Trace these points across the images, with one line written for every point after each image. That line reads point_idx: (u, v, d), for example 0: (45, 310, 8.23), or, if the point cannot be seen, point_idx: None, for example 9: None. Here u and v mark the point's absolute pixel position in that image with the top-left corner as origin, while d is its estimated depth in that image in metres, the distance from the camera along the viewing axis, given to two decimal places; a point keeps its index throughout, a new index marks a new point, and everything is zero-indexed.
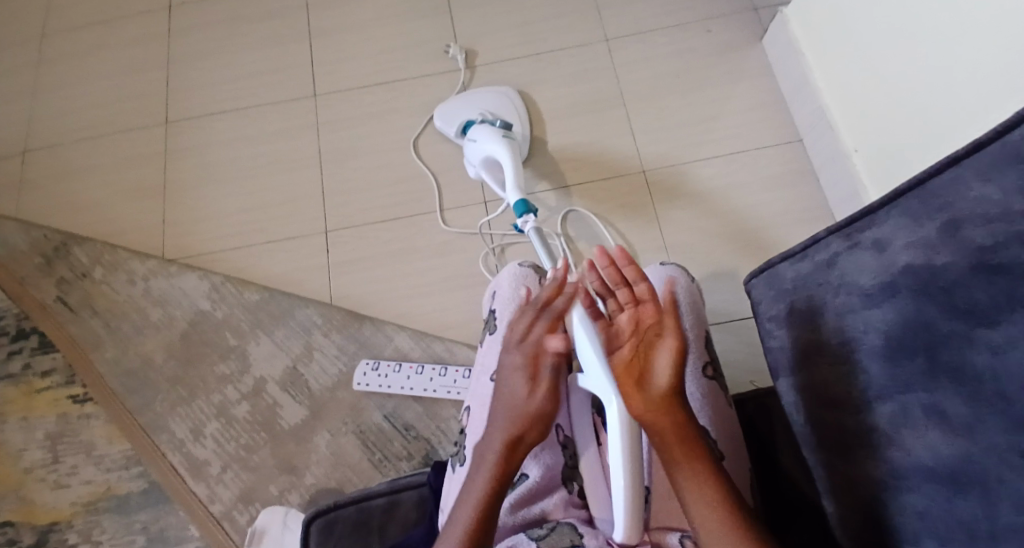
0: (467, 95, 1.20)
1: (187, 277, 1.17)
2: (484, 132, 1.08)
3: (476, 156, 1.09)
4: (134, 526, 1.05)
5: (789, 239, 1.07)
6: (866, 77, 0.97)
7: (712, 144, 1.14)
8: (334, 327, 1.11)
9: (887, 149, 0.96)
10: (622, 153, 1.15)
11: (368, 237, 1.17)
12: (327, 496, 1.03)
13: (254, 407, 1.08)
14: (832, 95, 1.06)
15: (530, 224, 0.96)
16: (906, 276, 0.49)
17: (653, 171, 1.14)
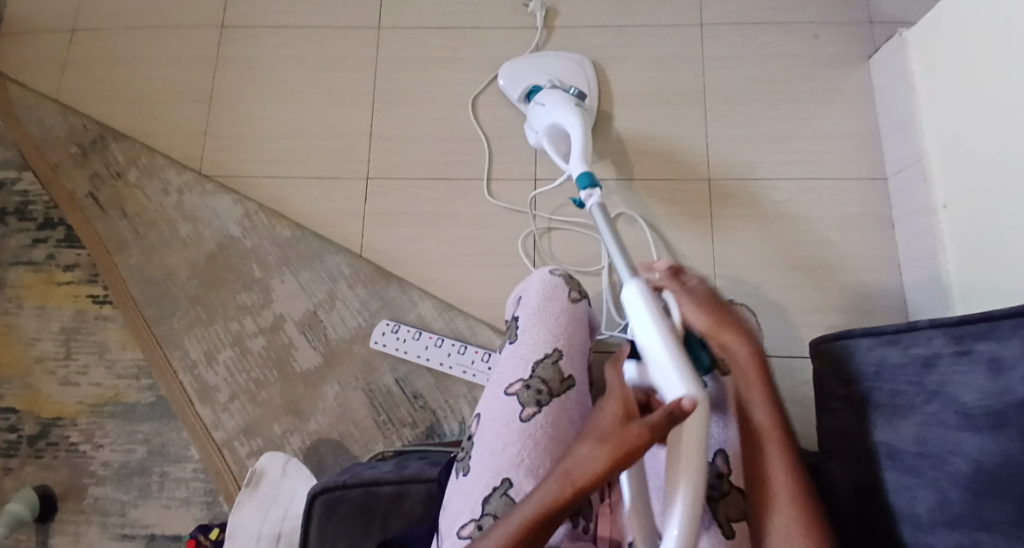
0: (538, 57, 1.12)
1: (222, 199, 1.15)
2: (555, 97, 1.01)
3: (542, 121, 1.03)
4: (136, 435, 1.06)
5: (845, 281, 1.02)
6: (976, 129, 0.90)
7: (785, 165, 1.08)
8: (360, 280, 1.09)
9: (981, 220, 0.89)
10: (689, 155, 1.09)
11: (409, 192, 1.13)
12: (327, 446, 1.03)
13: (269, 344, 1.07)
14: (933, 145, 0.98)
15: (594, 196, 0.88)
16: (1016, 413, 0.47)
17: (718, 180, 1.07)
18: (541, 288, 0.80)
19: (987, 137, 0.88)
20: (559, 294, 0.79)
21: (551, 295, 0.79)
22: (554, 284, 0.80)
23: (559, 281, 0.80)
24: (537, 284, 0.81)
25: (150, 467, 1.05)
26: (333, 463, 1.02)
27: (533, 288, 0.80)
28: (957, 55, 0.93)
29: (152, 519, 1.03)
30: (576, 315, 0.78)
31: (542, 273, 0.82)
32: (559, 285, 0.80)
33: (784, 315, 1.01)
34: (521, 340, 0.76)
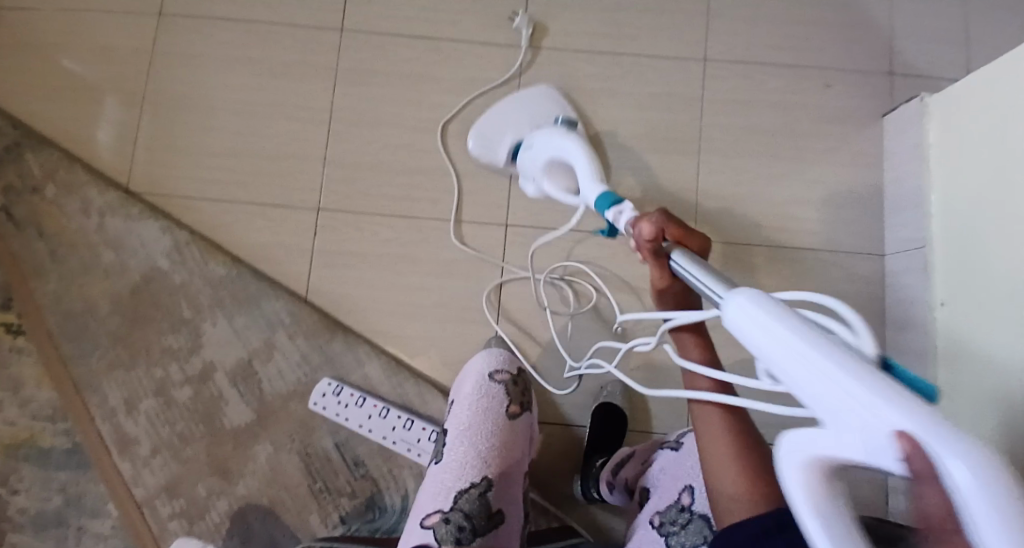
0: (513, 101, 0.98)
1: (149, 225, 1.03)
2: (545, 133, 0.89)
3: (540, 162, 0.88)
4: (53, 484, 0.96)
5: None
6: (981, 227, 0.78)
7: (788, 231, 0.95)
8: (301, 331, 0.98)
9: (976, 339, 0.78)
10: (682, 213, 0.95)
11: (364, 229, 1.01)
12: (256, 512, 0.94)
13: (197, 395, 0.98)
14: (938, 230, 0.86)
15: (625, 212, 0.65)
16: None
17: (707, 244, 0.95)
18: (473, 391, 0.80)
19: (1000, 241, 0.75)
20: (495, 402, 0.79)
21: (487, 399, 0.79)
22: (491, 390, 0.80)
23: (497, 389, 0.80)
24: (469, 386, 0.81)
25: (67, 518, 0.95)
26: (260, 531, 0.93)
27: (465, 391, 0.81)
28: (980, 137, 0.80)
29: None
30: (513, 431, 0.78)
31: (478, 373, 0.82)
32: (497, 393, 0.80)
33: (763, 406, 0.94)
34: (449, 457, 0.74)
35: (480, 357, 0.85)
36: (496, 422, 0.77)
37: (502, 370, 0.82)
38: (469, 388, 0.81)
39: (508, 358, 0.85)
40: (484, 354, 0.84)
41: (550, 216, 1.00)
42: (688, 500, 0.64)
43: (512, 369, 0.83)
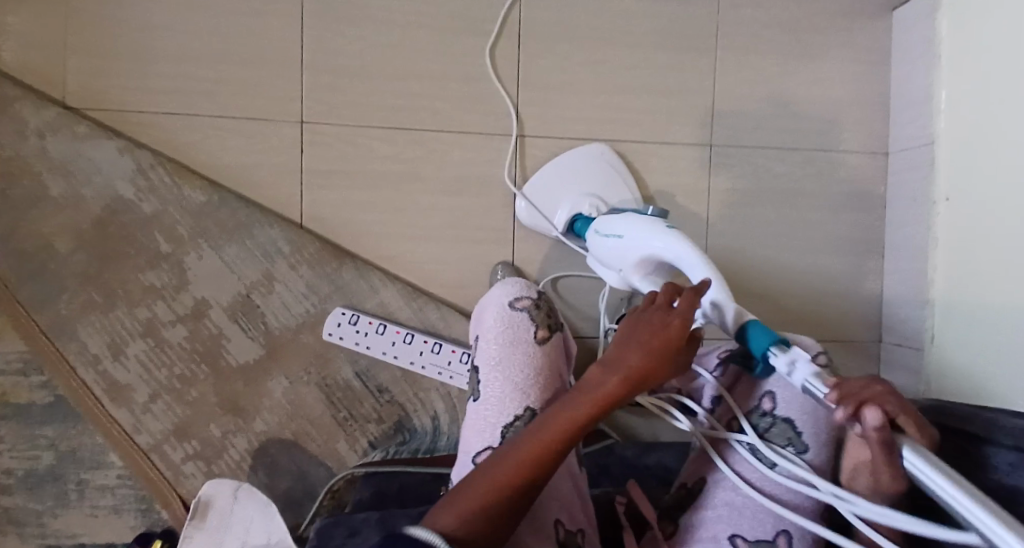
0: (565, 160, 0.96)
1: (102, 146, 0.88)
2: (632, 225, 0.80)
3: (624, 256, 0.80)
4: (38, 441, 0.87)
5: (841, 262, 1.02)
6: (994, 123, 0.85)
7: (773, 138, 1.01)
8: (304, 259, 0.91)
9: (988, 225, 0.86)
10: (683, 124, 0.99)
11: (359, 143, 0.95)
12: (279, 446, 0.91)
13: (193, 334, 0.90)
14: (945, 128, 0.92)
15: (800, 358, 0.55)
16: None
17: (725, 148, 0.99)
18: (495, 326, 0.72)
19: (1010, 139, 0.82)
20: (523, 331, 0.72)
21: (513, 331, 0.72)
22: (514, 320, 0.72)
23: (521, 318, 0.73)
24: (492, 320, 0.73)
25: (63, 473, 0.87)
26: (287, 464, 0.91)
27: (488, 327, 0.73)
28: (997, 38, 0.84)
29: (77, 529, 0.87)
30: (548, 359, 0.71)
31: (499, 307, 0.74)
32: (523, 322, 0.72)
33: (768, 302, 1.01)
34: (486, 397, 0.68)
35: (496, 290, 0.77)
36: (529, 353, 0.70)
37: (523, 298, 0.74)
38: (491, 323, 0.73)
39: (528, 285, 0.76)
40: (500, 286, 0.77)
41: (558, 124, 0.97)
42: (769, 405, 0.65)
43: (534, 294, 0.75)
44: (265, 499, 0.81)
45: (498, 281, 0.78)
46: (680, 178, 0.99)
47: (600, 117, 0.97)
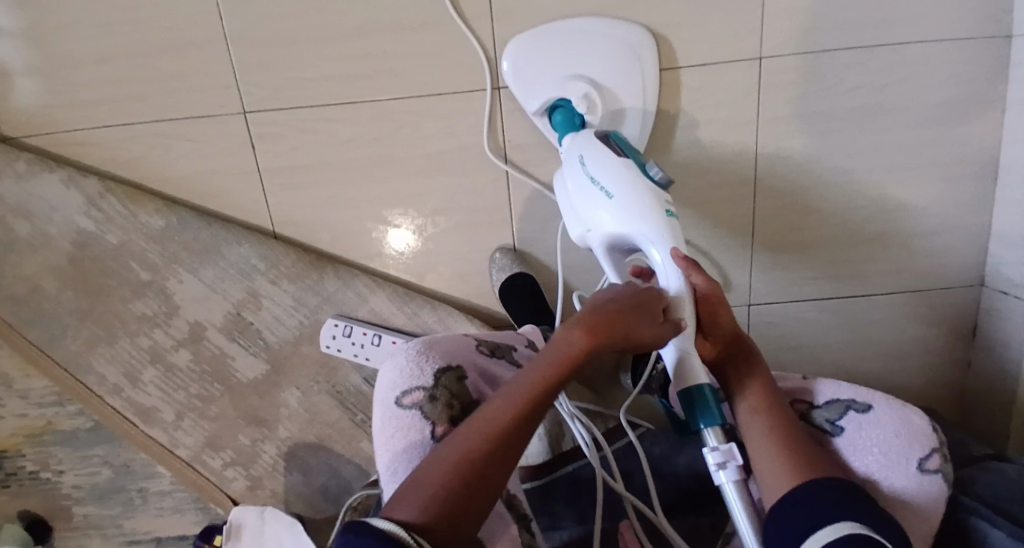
0: (544, 35, 0.76)
1: (46, 181, 0.80)
2: (627, 194, 0.64)
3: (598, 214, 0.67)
4: (93, 459, 0.93)
5: (924, 186, 0.83)
6: None
7: (834, 38, 0.77)
8: (282, 273, 0.83)
9: None
10: (708, 41, 0.77)
11: (314, 129, 0.80)
12: (306, 448, 0.91)
13: (198, 356, 0.87)
14: None
15: (732, 462, 0.56)
16: None
17: (776, 61, 0.78)
18: (382, 427, 0.58)
19: None
20: (417, 434, 0.56)
21: (403, 435, 0.57)
22: (402, 422, 0.57)
23: (413, 418, 0.57)
24: (379, 416, 0.59)
25: (123, 484, 0.94)
26: (318, 464, 0.92)
27: (375, 427, 0.58)
28: None
29: (149, 526, 0.96)
30: None
31: (383, 402, 0.59)
32: (414, 424, 0.57)
33: (832, 246, 0.86)
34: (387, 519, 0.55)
35: (386, 371, 0.61)
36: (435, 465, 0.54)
37: (411, 391, 0.58)
38: (376, 424, 0.59)
39: (421, 368, 0.60)
40: (387, 367, 0.61)
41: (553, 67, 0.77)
42: None
43: (426, 383, 0.59)
44: (290, 520, 0.82)
45: (385, 362, 0.62)
46: (711, 113, 0.79)
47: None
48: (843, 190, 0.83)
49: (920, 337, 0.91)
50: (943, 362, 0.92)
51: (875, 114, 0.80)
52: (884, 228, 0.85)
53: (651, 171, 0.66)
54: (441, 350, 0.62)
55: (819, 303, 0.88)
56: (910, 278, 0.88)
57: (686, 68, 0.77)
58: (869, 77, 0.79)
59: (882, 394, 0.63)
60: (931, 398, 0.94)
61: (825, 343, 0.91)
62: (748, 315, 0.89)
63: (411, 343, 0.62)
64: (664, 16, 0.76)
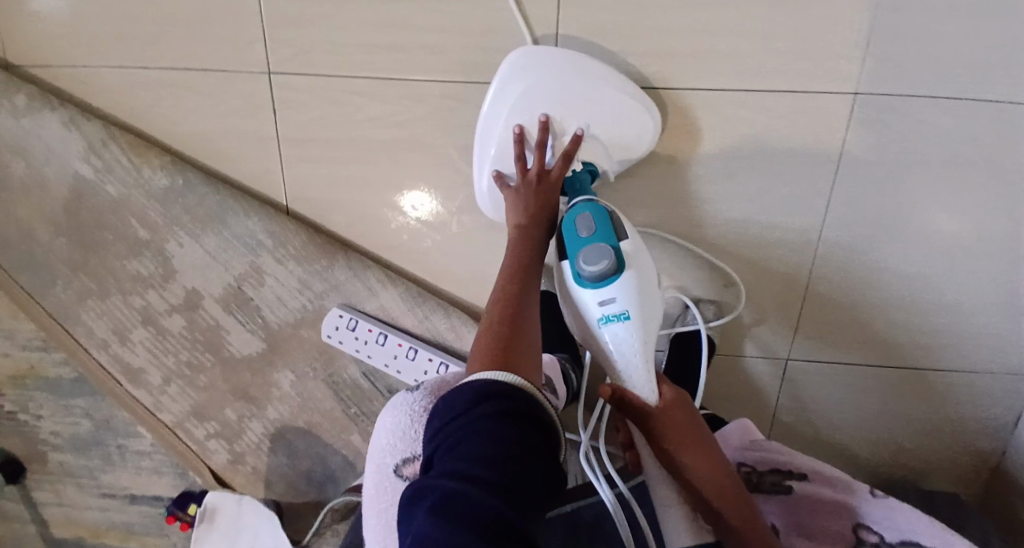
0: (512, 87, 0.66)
1: (45, 122, 0.74)
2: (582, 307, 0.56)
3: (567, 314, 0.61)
4: (75, 410, 0.89)
5: (1002, 257, 0.75)
6: None
7: (933, 85, 0.69)
8: (290, 254, 0.77)
9: None
10: (792, 67, 0.69)
11: (341, 101, 0.72)
12: (295, 432, 0.86)
13: (191, 324, 0.82)
14: None
15: None
16: None
17: (863, 100, 0.70)
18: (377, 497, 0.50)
19: None
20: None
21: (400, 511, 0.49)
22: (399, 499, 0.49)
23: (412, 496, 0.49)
24: (373, 481, 0.51)
25: (103, 439, 0.90)
26: (305, 450, 0.87)
27: (368, 492, 0.52)
28: None
29: (126, 483, 0.93)
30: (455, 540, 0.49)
31: (381, 467, 0.51)
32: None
33: (885, 306, 0.79)
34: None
35: (388, 428, 0.52)
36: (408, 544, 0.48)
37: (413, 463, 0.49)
38: (369, 490, 0.52)
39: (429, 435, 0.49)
40: (388, 425, 0.51)
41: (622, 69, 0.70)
42: None
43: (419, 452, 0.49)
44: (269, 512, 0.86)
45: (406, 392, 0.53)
46: (781, 146, 0.72)
47: (672, 53, 0.69)
48: (914, 258, 0.76)
49: (963, 416, 0.84)
50: (984, 444, 0.85)
51: (965, 175, 0.72)
52: (948, 302, 0.78)
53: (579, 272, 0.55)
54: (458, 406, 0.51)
55: (865, 373, 0.83)
56: (965, 351, 0.80)
57: (761, 94, 0.70)
58: (966, 135, 0.70)
59: (970, 547, 0.57)
60: (959, 476, 0.88)
61: (858, 408, 0.85)
62: (783, 368, 0.84)
63: (419, 395, 0.51)
64: (746, 33, 0.68)
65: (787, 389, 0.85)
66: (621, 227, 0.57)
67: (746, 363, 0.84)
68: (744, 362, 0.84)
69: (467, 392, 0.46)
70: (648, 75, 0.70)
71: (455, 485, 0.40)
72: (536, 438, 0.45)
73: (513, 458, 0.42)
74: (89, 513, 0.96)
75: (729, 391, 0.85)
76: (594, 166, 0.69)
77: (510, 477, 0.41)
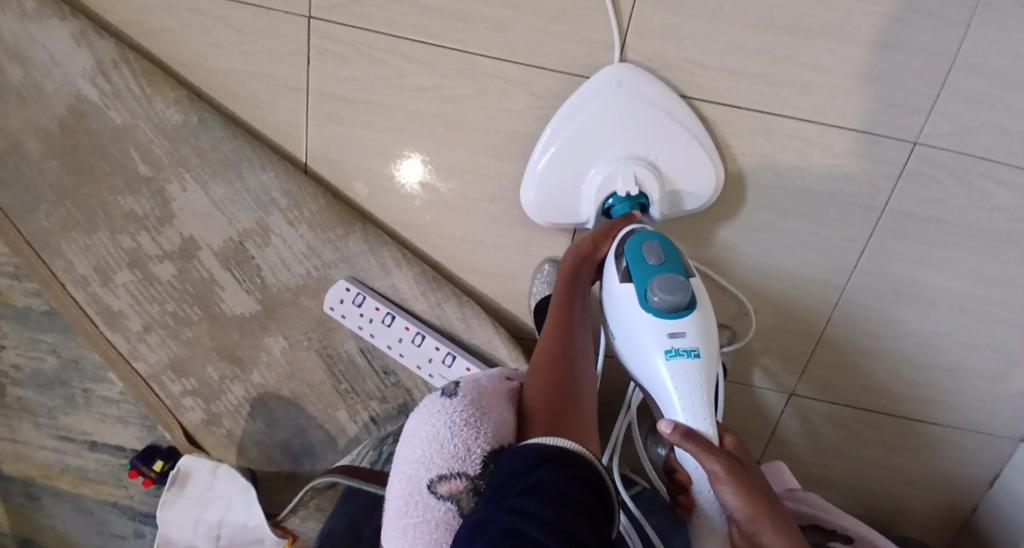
0: (589, 99, 0.65)
1: (51, 30, 0.67)
2: (645, 335, 0.57)
3: (617, 340, 0.61)
4: (41, 344, 0.83)
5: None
6: None
7: (1004, 149, 0.66)
8: (304, 217, 0.72)
9: None
10: (863, 104, 0.66)
11: (384, 63, 0.67)
12: (277, 402, 0.81)
13: (183, 274, 0.76)
14: None
15: None
16: None
17: (926, 150, 0.67)
18: (403, 512, 0.48)
19: None
20: (445, 532, 0.47)
21: (427, 527, 0.47)
22: (429, 514, 0.47)
23: (443, 512, 0.47)
24: (398, 497, 0.49)
25: (69, 379, 0.84)
26: (285, 421, 0.82)
27: (391, 506, 0.49)
28: None
29: (87, 428, 0.88)
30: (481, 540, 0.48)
31: (413, 481, 0.49)
32: (446, 520, 0.47)
33: (901, 359, 0.78)
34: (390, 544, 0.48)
35: (423, 437, 0.50)
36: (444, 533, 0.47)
37: (450, 477, 0.48)
38: (394, 505, 0.49)
39: (467, 449, 0.49)
40: (424, 434, 0.50)
41: (690, 80, 0.66)
42: None
43: (466, 452, 0.49)
44: (242, 483, 0.82)
45: (438, 394, 0.53)
46: (833, 184, 0.69)
47: (744, 71, 0.65)
48: (939, 317, 0.75)
49: (948, 474, 0.85)
50: (961, 501, 0.86)
51: (1011, 243, 0.70)
52: (961, 363, 0.77)
53: (650, 298, 0.57)
54: (490, 410, 0.52)
55: (863, 420, 0.82)
56: (969, 413, 0.80)
57: (824, 128, 0.67)
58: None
59: None
60: (926, 525, 0.89)
61: (846, 450, 0.85)
62: (784, 403, 0.83)
63: (458, 406, 0.51)
64: (829, 60, 0.64)
65: (785, 424, 0.84)
66: (687, 267, 0.60)
67: (750, 392, 0.82)
68: (750, 392, 0.82)
69: (534, 451, 0.47)
70: (716, 90, 0.66)
71: (520, 524, 0.41)
72: (595, 503, 0.45)
73: (577, 499, 0.43)
74: (43, 452, 0.90)
75: (729, 417, 0.84)
76: (648, 201, 0.67)
77: (571, 526, 0.41)
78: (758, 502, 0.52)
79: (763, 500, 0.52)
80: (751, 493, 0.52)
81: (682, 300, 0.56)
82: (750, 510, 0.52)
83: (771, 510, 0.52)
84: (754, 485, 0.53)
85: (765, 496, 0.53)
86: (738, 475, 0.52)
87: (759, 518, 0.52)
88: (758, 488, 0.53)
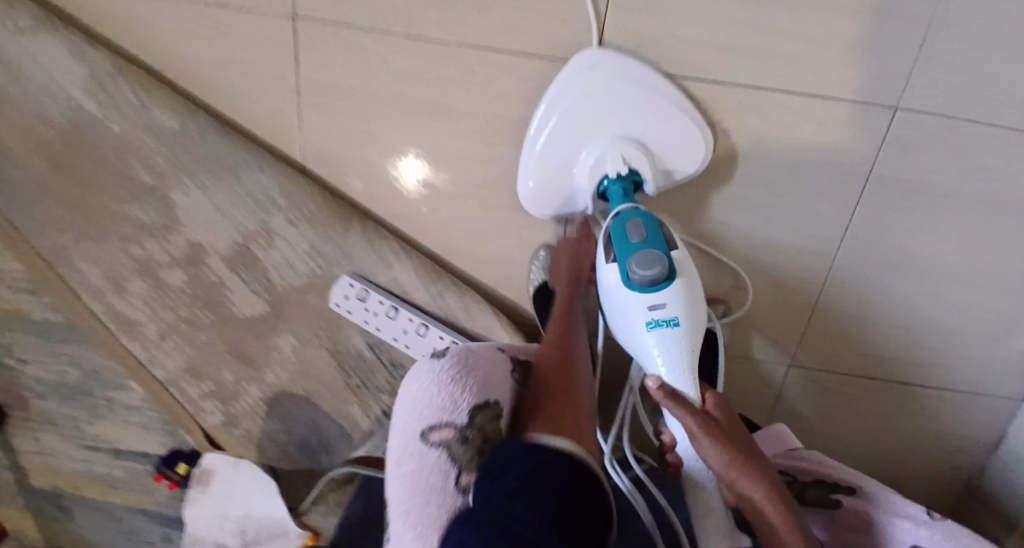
0: (574, 81, 0.65)
1: (49, 49, 0.68)
2: (628, 309, 0.58)
3: (608, 314, 0.62)
4: (63, 357, 0.85)
5: None
6: None
7: (1006, 107, 0.64)
8: (303, 216, 0.73)
9: None
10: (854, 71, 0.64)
11: (372, 59, 0.68)
12: (291, 400, 0.82)
13: (192, 280, 0.78)
14: None
15: None
16: None
17: (922, 113, 0.65)
18: (402, 460, 0.54)
19: None
20: (438, 475, 0.53)
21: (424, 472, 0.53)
22: (424, 460, 0.53)
23: (436, 456, 0.53)
24: (398, 448, 0.55)
25: (91, 389, 0.87)
26: (300, 418, 0.83)
27: (394, 459, 0.55)
28: None
29: (112, 436, 0.90)
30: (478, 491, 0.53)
31: (408, 433, 0.55)
32: (440, 463, 0.53)
33: (910, 325, 0.77)
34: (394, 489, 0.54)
35: (414, 395, 0.56)
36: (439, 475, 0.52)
37: (440, 427, 0.54)
38: (395, 456, 0.55)
39: (454, 402, 0.55)
40: (414, 392, 0.56)
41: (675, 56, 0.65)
42: None
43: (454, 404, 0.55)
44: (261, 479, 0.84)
45: (427, 358, 0.59)
46: (829, 151, 0.68)
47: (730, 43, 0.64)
48: (947, 278, 0.74)
49: (968, 437, 0.83)
50: (987, 465, 0.85)
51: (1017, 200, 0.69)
52: (972, 325, 0.76)
53: (631, 276, 0.57)
54: (475, 369, 0.58)
55: (877, 388, 0.81)
56: (985, 375, 0.79)
57: (815, 96, 0.66)
58: None
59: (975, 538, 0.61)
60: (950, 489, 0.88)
61: (862, 419, 0.85)
62: (796, 375, 0.82)
63: (445, 364, 0.57)
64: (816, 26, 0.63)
65: (797, 395, 0.84)
66: (670, 238, 0.60)
67: (760, 366, 0.82)
68: (759, 366, 0.82)
69: None
70: (703, 63, 0.65)
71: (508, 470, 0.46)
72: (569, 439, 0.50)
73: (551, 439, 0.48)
74: (72, 462, 0.93)
75: (741, 391, 0.84)
76: (640, 178, 0.67)
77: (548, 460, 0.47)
78: (736, 452, 0.54)
79: (740, 451, 0.55)
80: (727, 442, 0.54)
81: (659, 274, 0.56)
82: (727, 459, 0.54)
83: (749, 461, 0.54)
84: (732, 436, 0.55)
85: (744, 447, 0.55)
86: (714, 426, 0.55)
87: (737, 467, 0.54)
88: (735, 440, 0.55)
